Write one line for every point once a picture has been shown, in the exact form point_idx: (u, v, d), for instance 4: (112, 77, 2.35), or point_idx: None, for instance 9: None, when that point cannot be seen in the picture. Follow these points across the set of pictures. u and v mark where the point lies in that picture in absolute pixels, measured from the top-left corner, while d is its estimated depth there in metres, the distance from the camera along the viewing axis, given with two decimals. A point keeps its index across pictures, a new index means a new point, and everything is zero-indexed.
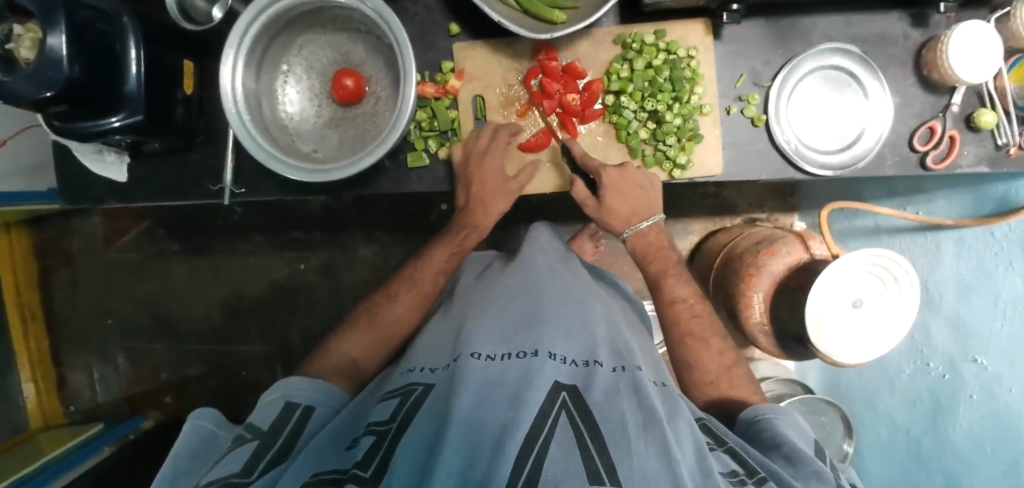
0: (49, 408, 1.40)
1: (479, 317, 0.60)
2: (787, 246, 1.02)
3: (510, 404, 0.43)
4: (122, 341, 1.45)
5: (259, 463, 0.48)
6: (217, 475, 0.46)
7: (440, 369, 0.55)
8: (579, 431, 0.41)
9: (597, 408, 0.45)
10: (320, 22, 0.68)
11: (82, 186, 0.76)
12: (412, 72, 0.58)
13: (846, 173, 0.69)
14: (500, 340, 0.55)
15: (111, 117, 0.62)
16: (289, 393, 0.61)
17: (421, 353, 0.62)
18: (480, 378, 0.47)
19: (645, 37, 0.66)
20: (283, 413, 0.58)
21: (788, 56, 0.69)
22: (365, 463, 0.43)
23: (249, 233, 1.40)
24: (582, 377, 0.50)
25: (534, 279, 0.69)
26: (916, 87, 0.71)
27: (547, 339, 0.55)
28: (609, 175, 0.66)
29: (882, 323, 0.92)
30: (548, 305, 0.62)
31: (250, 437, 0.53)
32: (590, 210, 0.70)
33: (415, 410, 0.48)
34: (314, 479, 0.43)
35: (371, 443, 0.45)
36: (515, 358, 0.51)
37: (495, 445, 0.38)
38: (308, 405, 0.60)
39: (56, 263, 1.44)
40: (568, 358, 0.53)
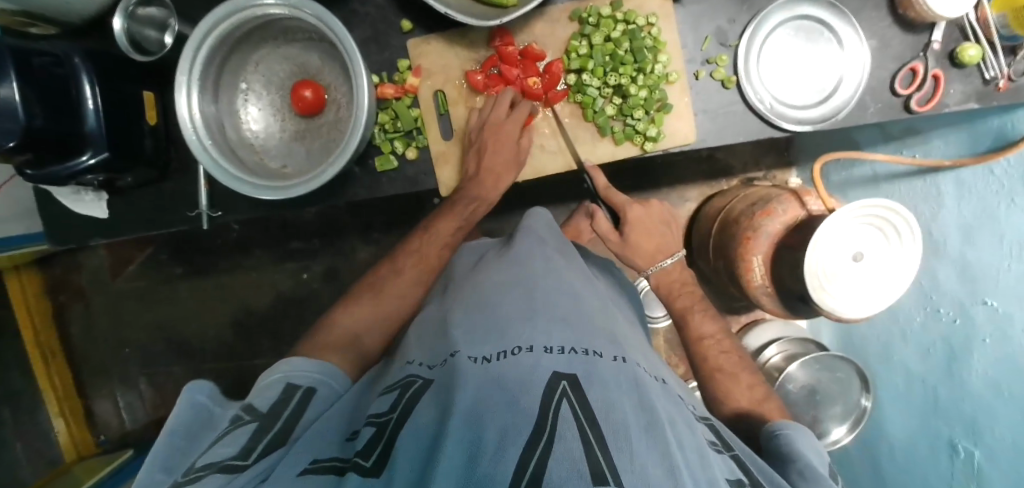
0: (80, 439, 1.45)
1: (474, 313, 0.59)
2: (782, 204, 1.00)
3: (510, 406, 0.41)
4: (141, 367, 1.49)
5: (256, 445, 0.48)
6: (214, 457, 0.46)
7: (437, 364, 0.54)
8: (580, 423, 0.39)
9: (598, 402, 0.43)
10: (271, 36, 0.67)
11: (67, 224, 0.77)
12: (363, 76, 0.58)
13: (826, 126, 0.67)
14: (494, 334, 0.54)
15: (80, 157, 0.62)
16: (289, 375, 0.60)
17: (416, 348, 0.61)
18: (476, 378, 0.45)
19: (601, 9, 0.64)
20: (284, 394, 0.57)
21: (754, 12, 0.66)
22: (366, 453, 0.42)
23: (249, 249, 1.42)
24: (583, 365, 0.48)
25: (523, 270, 0.67)
26: (894, 28, 0.67)
27: (543, 331, 0.53)
28: (633, 213, 0.84)
29: (888, 274, 0.89)
30: (542, 294, 0.61)
31: (248, 419, 0.52)
32: (615, 246, 0.86)
33: (413, 403, 0.47)
34: (315, 467, 0.43)
35: (371, 434, 0.44)
36: (508, 356, 0.49)
37: (496, 447, 0.36)
38: (308, 388, 0.60)
39: (68, 299, 1.47)
40: (567, 346, 0.51)
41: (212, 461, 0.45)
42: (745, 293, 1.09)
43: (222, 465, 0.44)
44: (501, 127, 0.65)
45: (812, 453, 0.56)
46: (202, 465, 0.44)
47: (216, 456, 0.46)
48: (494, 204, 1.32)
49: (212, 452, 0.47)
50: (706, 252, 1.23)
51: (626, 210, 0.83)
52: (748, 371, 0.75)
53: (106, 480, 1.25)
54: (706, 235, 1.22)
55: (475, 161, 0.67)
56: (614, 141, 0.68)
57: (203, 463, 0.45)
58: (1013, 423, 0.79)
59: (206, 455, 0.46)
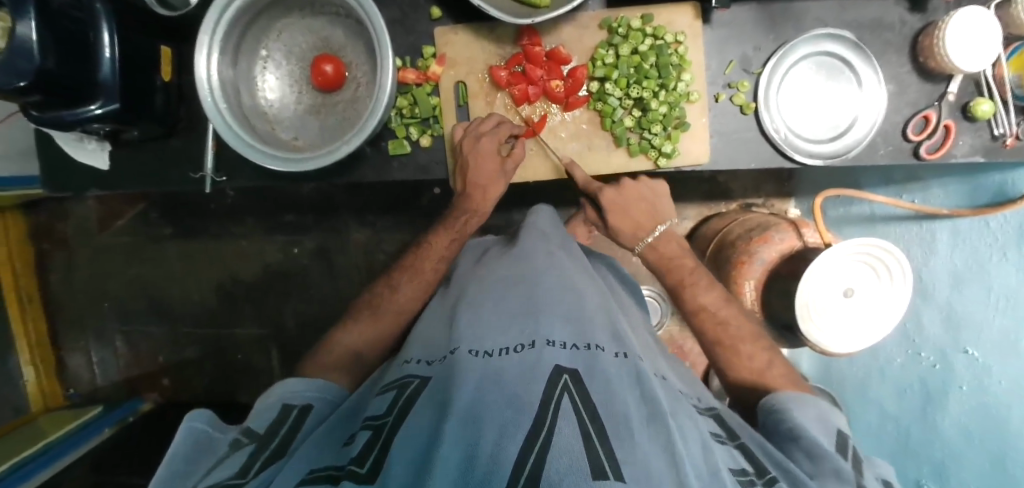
0: (49, 390, 1.42)
1: (478, 307, 0.60)
2: (779, 233, 1.01)
3: (511, 401, 0.42)
4: (120, 324, 1.46)
5: (256, 463, 0.48)
6: (214, 475, 0.46)
7: (436, 361, 0.55)
8: (581, 418, 0.41)
9: (599, 397, 0.44)
10: (296, 6, 0.67)
11: (67, 173, 0.76)
12: (389, 58, 0.57)
13: (836, 162, 0.68)
14: (498, 330, 0.54)
15: (90, 105, 0.61)
16: (285, 396, 0.60)
17: (417, 344, 0.61)
18: (478, 372, 0.46)
19: (631, 21, 0.64)
20: (282, 413, 0.57)
21: (779, 42, 0.67)
22: (361, 460, 0.42)
23: (241, 217, 1.39)
24: (585, 361, 0.49)
25: (529, 266, 0.67)
26: (911, 75, 0.69)
27: (546, 326, 0.53)
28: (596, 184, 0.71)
29: (876, 312, 0.91)
30: (547, 290, 0.61)
31: (247, 441, 0.52)
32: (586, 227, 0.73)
33: (410, 405, 0.48)
34: (313, 475, 0.43)
35: (368, 435, 0.45)
36: (512, 352, 0.49)
37: (495, 444, 0.37)
38: (304, 406, 0.60)
39: (51, 247, 1.44)
40: (568, 342, 0.51)
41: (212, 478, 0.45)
42: None
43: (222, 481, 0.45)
44: (480, 141, 0.64)
45: (816, 426, 0.57)
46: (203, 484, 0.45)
47: (214, 475, 0.46)
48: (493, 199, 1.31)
49: (215, 473, 0.47)
50: None
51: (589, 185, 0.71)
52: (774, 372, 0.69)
53: (71, 436, 1.24)
54: (700, 255, 1.22)
55: (462, 180, 0.67)
56: (629, 153, 0.67)
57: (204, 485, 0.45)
58: (986, 472, 0.83)
59: (209, 476, 0.46)
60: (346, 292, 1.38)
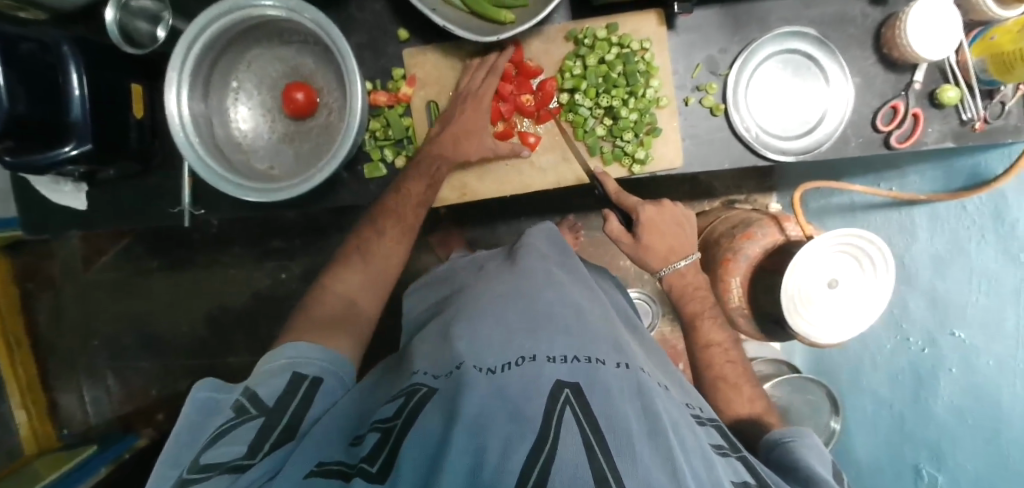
0: (42, 431, 1.40)
1: (473, 322, 0.58)
2: (761, 228, 1.02)
3: (513, 417, 0.41)
4: (111, 360, 1.45)
5: (263, 445, 0.47)
6: (221, 455, 0.45)
7: (443, 375, 0.51)
8: (584, 430, 0.40)
9: (599, 408, 0.43)
10: (266, 37, 0.67)
11: (43, 215, 0.76)
12: (356, 83, 0.58)
13: (808, 157, 0.68)
14: (498, 347, 0.53)
15: (65, 146, 0.61)
16: (295, 363, 0.56)
17: (417, 355, 0.58)
18: (485, 388, 0.45)
19: (597, 31, 0.65)
20: (292, 381, 0.54)
21: (744, 43, 0.68)
22: (372, 456, 0.42)
23: (229, 245, 1.39)
24: (586, 373, 0.48)
25: (524, 280, 0.66)
26: (877, 66, 0.70)
27: (545, 343, 0.53)
28: (646, 213, 0.81)
29: (862, 303, 0.91)
30: (544, 305, 0.60)
31: (252, 413, 0.50)
32: (626, 246, 0.84)
33: (418, 409, 0.46)
34: (321, 469, 0.43)
35: (376, 438, 0.44)
36: (512, 368, 0.48)
37: (498, 462, 0.37)
38: (315, 376, 0.56)
39: (37, 287, 1.42)
40: (568, 356, 0.51)
41: (219, 459, 0.45)
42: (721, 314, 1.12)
43: (230, 463, 0.44)
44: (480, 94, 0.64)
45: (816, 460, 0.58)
46: (210, 462, 0.45)
47: (224, 454, 0.45)
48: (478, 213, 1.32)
49: (217, 450, 0.46)
50: None
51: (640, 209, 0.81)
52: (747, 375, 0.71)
53: (63, 480, 1.22)
54: None
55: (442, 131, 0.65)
56: (603, 162, 0.68)
57: (209, 461, 0.45)
58: (981, 455, 0.81)
59: (211, 453, 0.46)
60: None
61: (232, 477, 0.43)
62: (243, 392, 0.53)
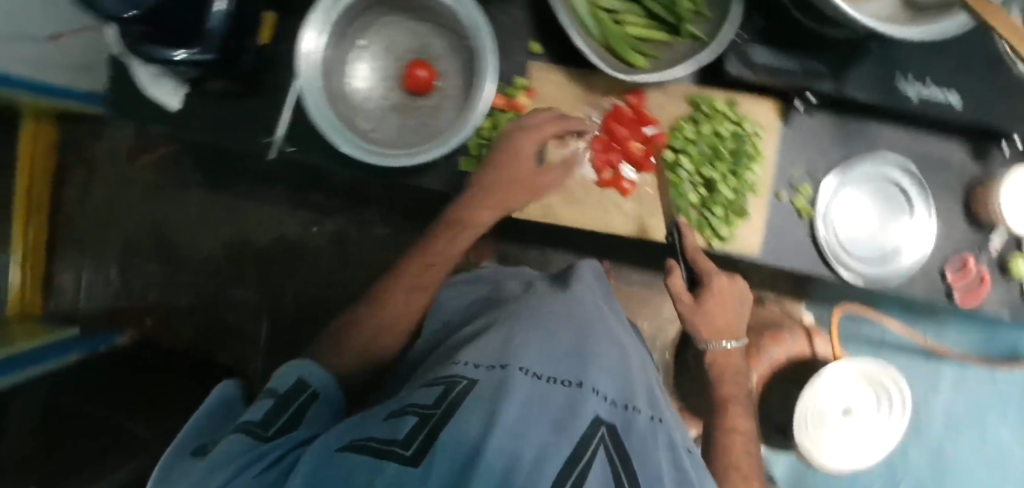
0: (29, 301, 1.39)
1: (523, 327, 0.57)
2: (792, 335, 1.04)
3: (547, 437, 0.40)
4: (120, 253, 1.44)
5: (276, 420, 0.48)
6: (240, 423, 0.47)
7: (485, 367, 0.50)
8: (616, 473, 0.40)
9: (632, 457, 0.43)
10: (406, 10, 0.69)
11: (136, 102, 0.77)
12: (490, 84, 0.60)
13: (877, 285, 0.70)
14: (548, 359, 0.52)
15: (188, 47, 0.61)
16: (305, 369, 0.56)
17: (473, 345, 0.55)
18: (527, 393, 0.44)
19: (717, 103, 0.66)
20: (299, 384, 0.54)
21: (845, 157, 0.70)
22: (407, 442, 0.39)
23: (271, 183, 1.39)
24: (622, 419, 0.48)
25: (578, 308, 0.65)
26: (960, 217, 0.72)
27: (593, 372, 0.52)
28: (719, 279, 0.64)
29: (873, 434, 0.91)
30: (596, 338, 0.59)
31: (267, 397, 0.51)
32: (681, 306, 0.66)
33: (460, 402, 0.43)
34: (353, 444, 0.40)
35: (414, 423, 0.41)
36: (559, 384, 0.48)
37: (533, 465, 0.36)
38: (320, 388, 0.55)
39: (75, 162, 1.42)
40: (613, 397, 0.50)
41: (240, 424, 0.46)
42: None
43: (245, 427, 0.46)
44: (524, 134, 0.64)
45: None
46: (230, 429, 0.46)
47: (241, 420, 0.47)
48: (518, 231, 1.33)
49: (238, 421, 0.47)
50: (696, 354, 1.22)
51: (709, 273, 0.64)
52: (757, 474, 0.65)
53: (38, 352, 1.20)
54: None
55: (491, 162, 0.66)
56: (686, 226, 0.69)
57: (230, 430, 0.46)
58: None
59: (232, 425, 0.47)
60: (352, 284, 1.38)
61: (252, 443, 0.43)
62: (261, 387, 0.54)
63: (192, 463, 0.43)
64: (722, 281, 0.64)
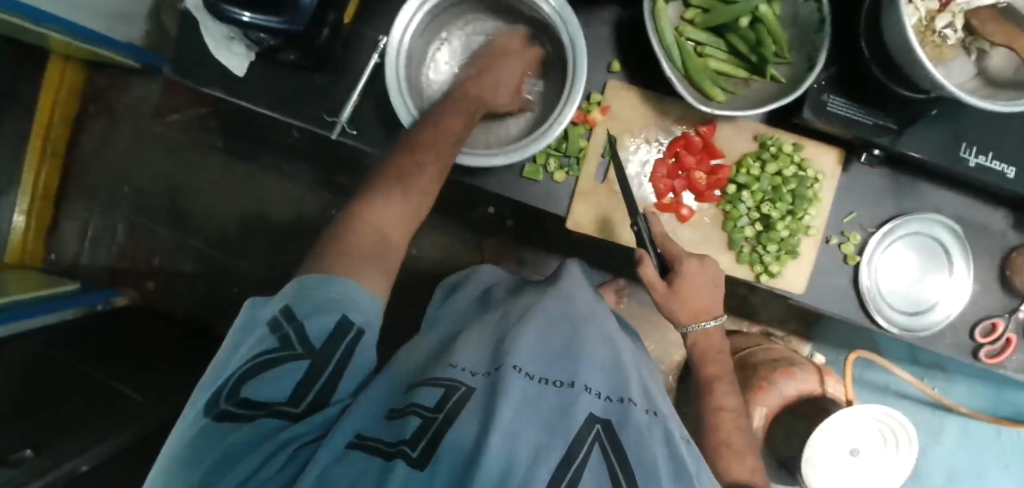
0: (31, 249, 1.36)
1: (515, 332, 0.54)
2: (804, 372, 1.04)
3: (539, 445, 0.38)
4: (130, 211, 1.41)
5: (309, 389, 0.42)
6: (269, 386, 0.40)
7: (480, 374, 0.48)
8: (613, 468, 0.38)
9: (632, 446, 0.41)
10: (499, 13, 0.71)
11: (195, 64, 0.74)
12: (576, 99, 0.61)
13: (909, 336, 0.72)
14: (539, 359, 0.50)
15: (271, 19, 0.59)
16: (346, 303, 0.47)
17: (465, 350, 0.53)
18: (520, 394, 0.43)
19: (784, 145, 0.68)
20: (340, 325, 0.45)
21: (897, 210, 0.72)
22: (415, 441, 0.38)
23: (296, 160, 1.37)
24: (618, 413, 0.45)
25: (570, 309, 0.62)
26: (994, 282, 0.74)
27: (584, 367, 0.50)
28: (689, 265, 0.63)
29: (875, 474, 0.95)
30: (588, 334, 0.57)
31: (299, 348, 0.43)
32: (657, 295, 0.64)
33: (459, 410, 0.41)
34: (361, 443, 0.39)
35: (417, 423, 0.39)
36: (551, 385, 0.46)
37: (528, 467, 0.35)
38: (363, 327, 0.47)
39: (97, 112, 1.40)
40: (603, 391, 0.48)
41: (262, 397, 0.40)
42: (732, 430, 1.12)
43: (275, 409, 0.40)
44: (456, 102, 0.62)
45: None
46: (252, 400, 0.40)
47: (267, 392, 0.40)
48: (540, 239, 1.33)
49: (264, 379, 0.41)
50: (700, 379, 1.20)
51: (678, 257, 0.63)
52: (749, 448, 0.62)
53: (41, 304, 1.16)
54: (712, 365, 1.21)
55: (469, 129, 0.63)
56: (736, 258, 0.70)
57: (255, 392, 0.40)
58: None
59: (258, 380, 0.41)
60: None
61: (284, 424, 0.39)
62: (290, 320, 0.44)
63: (204, 436, 0.37)
64: (692, 263, 0.63)
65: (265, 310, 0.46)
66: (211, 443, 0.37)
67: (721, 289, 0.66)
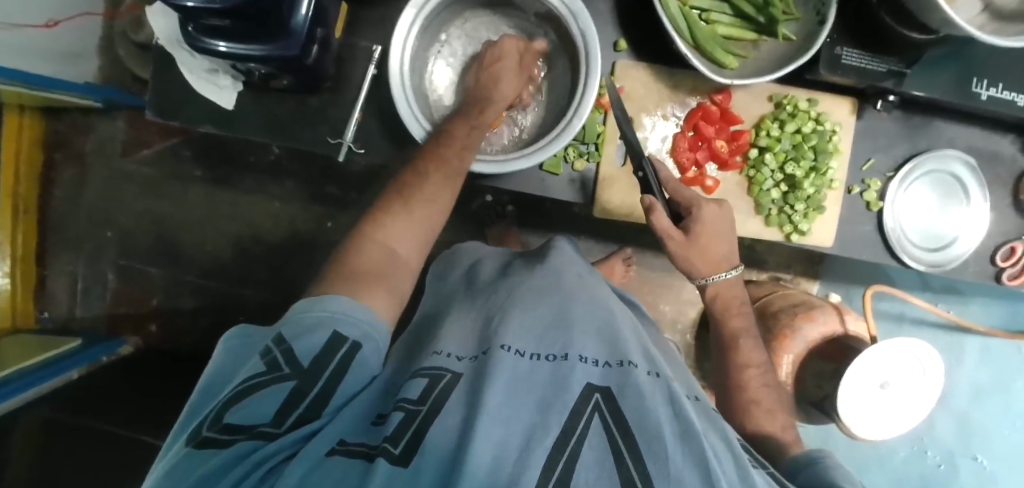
0: (20, 309, 1.30)
1: (500, 315, 0.53)
2: (823, 314, 1.06)
3: (528, 429, 0.35)
4: (117, 256, 1.35)
5: (292, 411, 0.38)
6: (248, 412, 0.36)
7: (467, 359, 0.46)
8: (612, 434, 0.35)
9: (635, 411, 0.37)
10: (503, 7, 0.69)
11: (174, 100, 0.69)
12: (592, 97, 0.59)
13: (936, 271, 0.73)
14: (531, 336, 0.48)
15: (263, 47, 0.54)
16: (337, 318, 0.44)
17: (450, 337, 0.52)
18: (511, 376, 0.41)
19: (799, 102, 0.68)
20: (332, 341, 0.43)
21: (912, 150, 0.72)
22: (395, 438, 0.35)
23: (282, 177, 1.32)
24: (617, 379, 0.41)
25: (558, 281, 0.60)
26: (1011, 208, 0.74)
27: (578, 340, 0.47)
28: (708, 209, 0.62)
29: (906, 403, 0.97)
30: (579, 305, 0.54)
31: (286, 370, 0.39)
32: (674, 244, 0.62)
33: (446, 397, 0.39)
34: (343, 449, 0.35)
35: (401, 418, 0.37)
36: (545, 360, 0.44)
37: (519, 457, 0.32)
38: (358, 341, 0.44)
39: (63, 159, 1.32)
40: (601, 359, 0.45)
41: (244, 421, 0.35)
42: None
43: (254, 431, 0.35)
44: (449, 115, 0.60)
45: None
46: (235, 423, 0.35)
47: (248, 415, 0.36)
48: (544, 220, 1.31)
49: (246, 405, 0.36)
50: None
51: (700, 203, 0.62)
52: (779, 406, 0.62)
53: (30, 374, 1.07)
54: None
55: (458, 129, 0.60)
56: (766, 222, 0.70)
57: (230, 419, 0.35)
58: None
59: (240, 406, 0.36)
60: None
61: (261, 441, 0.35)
62: (278, 341, 0.42)
63: (178, 467, 0.33)
64: (711, 208, 0.62)
65: (259, 337, 0.44)
66: (187, 472, 0.32)
67: (734, 234, 0.65)
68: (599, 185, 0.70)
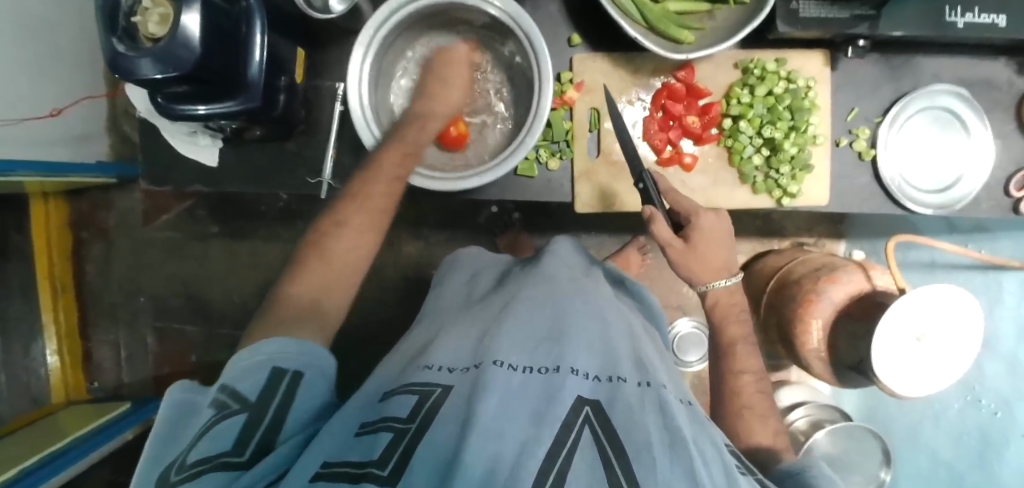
0: (73, 382, 1.38)
1: (492, 326, 0.51)
2: (847, 274, 0.99)
3: (522, 441, 0.34)
4: (153, 320, 1.42)
5: (251, 440, 0.38)
6: (206, 446, 0.36)
7: (460, 371, 0.45)
8: (601, 445, 0.35)
9: (623, 424, 0.37)
10: (451, 23, 0.70)
11: (167, 168, 0.73)
12: (547, 102, 0.60)
13: (945, 212, 0.69)
14: (523, 347, 0.47)
15: (229, 101, 0.57)
16: (275, 357, 0.45)
17: (443, 349, 0.51)
18: (504, 388, 0.40)
19: (767, 64, 0.66)
20: (273, 375, 0.43)
21: (898, 92, 0.69)
22: (383, 460, 0.34)
23: (293, 220, 1.37)
24: (608, 394, 0.41)
25: (549, 286, 0.59)
26: (1016, 133, 0.70)
27: (569, 349, 0.46)
28: (707, 220, 0.62)
29: (943, 357, 0.91)
30: (571, 311, 0.53)
31: (232, 407, 0.40)
32: (673, 254, 0.61)
33: (437, 411, 0.39)
34: (327, 471, 0.35)
35: (390, 438, 0.37)
36: (536, 374, 0.43)
37: (513, 465, 0.32)
38: (299, 370, 0.45)
39: (90, 236, 1.40)
40: (590, 372, 0.44)
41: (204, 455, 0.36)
42: (793, 352, 1.08)
43: (217, 461, 0.36)
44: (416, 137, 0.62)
45: None
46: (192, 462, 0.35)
47: (211, 447, 0.36)
48: (553, 222, 1.31)
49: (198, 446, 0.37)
50: (756, 307, 1.20)
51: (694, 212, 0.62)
52: (771, 412, 0.62)
53: (89, 437, 1.10)
54: (760, 290, 1.20)
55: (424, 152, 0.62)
56: (754, 190, 0.69)
57: (192, 459, 0.36)
58: None
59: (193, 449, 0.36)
60: (395, 305, 1.35)
61: (228, 475, 0.35)
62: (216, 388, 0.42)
63: None
64: (710, 218, 0.62)
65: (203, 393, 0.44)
66: None
67: (733, 245, 0.65)
68: (578, 180, 0.70)
